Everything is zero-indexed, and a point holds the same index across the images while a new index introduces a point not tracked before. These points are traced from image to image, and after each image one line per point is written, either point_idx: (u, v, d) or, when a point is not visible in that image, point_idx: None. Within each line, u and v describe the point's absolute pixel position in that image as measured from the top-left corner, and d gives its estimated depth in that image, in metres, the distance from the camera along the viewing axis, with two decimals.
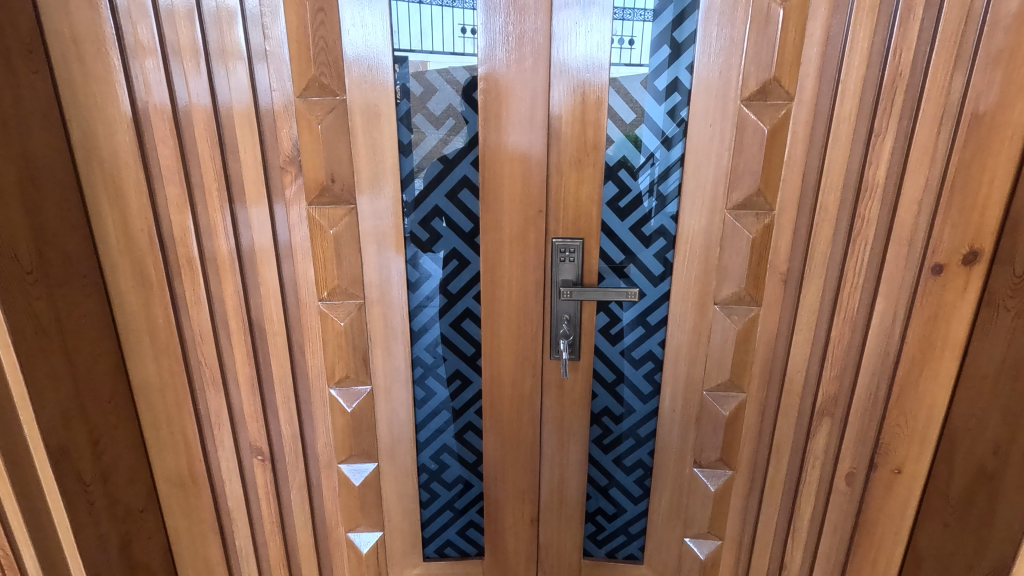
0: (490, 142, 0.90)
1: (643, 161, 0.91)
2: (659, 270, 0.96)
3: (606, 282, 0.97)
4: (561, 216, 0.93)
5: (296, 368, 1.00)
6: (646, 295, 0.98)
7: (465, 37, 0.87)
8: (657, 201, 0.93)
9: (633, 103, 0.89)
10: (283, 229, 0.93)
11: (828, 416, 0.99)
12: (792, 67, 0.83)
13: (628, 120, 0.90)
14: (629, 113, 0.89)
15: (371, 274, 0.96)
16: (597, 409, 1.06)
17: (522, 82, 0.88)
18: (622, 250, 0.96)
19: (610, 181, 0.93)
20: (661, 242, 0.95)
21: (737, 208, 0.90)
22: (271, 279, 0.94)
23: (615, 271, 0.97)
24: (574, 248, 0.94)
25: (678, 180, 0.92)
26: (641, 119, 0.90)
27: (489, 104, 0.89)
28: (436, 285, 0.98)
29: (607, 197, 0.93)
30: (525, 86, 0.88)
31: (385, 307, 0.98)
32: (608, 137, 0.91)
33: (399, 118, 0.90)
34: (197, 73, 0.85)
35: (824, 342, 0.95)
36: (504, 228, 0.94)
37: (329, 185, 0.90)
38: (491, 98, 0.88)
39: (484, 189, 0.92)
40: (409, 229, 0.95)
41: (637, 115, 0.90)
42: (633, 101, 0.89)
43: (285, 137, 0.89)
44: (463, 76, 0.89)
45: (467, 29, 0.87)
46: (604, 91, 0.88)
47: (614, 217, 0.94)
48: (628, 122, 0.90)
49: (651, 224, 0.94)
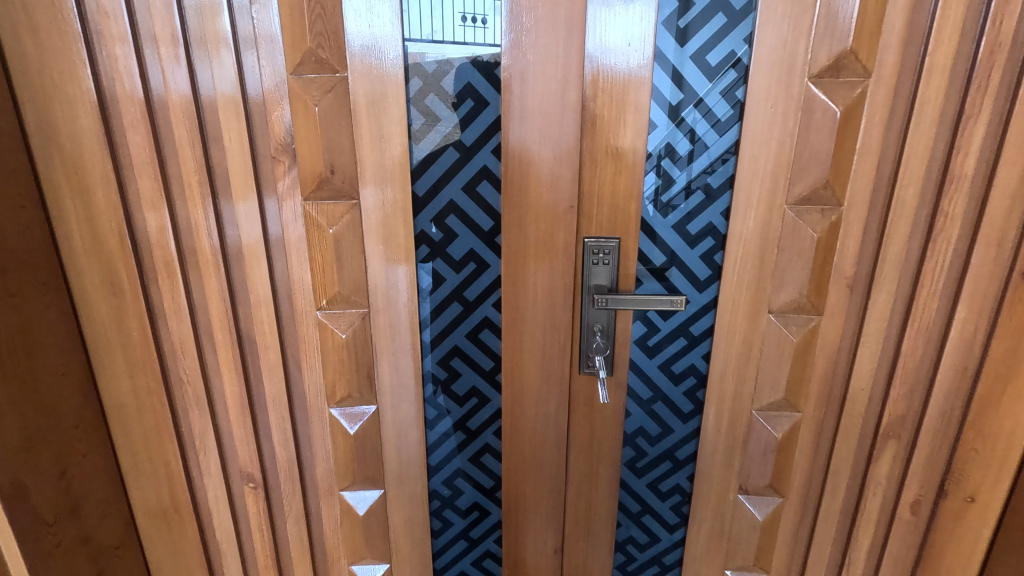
0: (514, 128, 0.78)
1: (691, 150, 0.79)
2: (705, 274, 0.85)
3: (644, 288, 0.86)
4: (595, 212, 0.81)
5: (291, 386, 0.89)
6: (690, 303, 0.86)
7: (463, 24, 0.74)
8: (705, 196, 0.81)
9: (681, 83, 0.77)
10: (275, 230, 0.81)
11: (893, 439, 0.88)
12: (872, 37, 0.71)
13: (674, 101, 0.77)
14: (676, 94, 0.77)
15: (376, 280, 0.83)
16: (631, 430, 0.94)
17: (552, 57, 0.75)
18: (664, 251, 0.84)
19: (652, 173, 0.80)
20: (708, 243, 0.83)
21: (800, 204, 0.78)
22: (262, 286, 0.82)
23: (655, 276, 0.85)
24: (608, 250, 0.83)
25: (731, 170, 0.79)
26: (689, 102, 0.77)
27: (513, 84, 0.76)
28: (451, 291, 0.86)
29: (647, 190, 0.81)
30: (555, 63, 0.76)
31: (392, 318, 0.86)
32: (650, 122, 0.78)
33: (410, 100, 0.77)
34: (172, 50, 0.73)
35: (893, 355, 0.84)
36: (529, 227, 0.82)
37: (328, 177, 0.78)
38: (516, 78, 0.76)
39: (507, 181, 0.80)
40: (420, 228, 0.83)
41: (685, 97, 0.77)
42: (681, 81, 0.77)
43: (276, 122, 0.76)
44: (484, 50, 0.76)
45: (467, 17, 0.74)
46: (648, 70, 0.75)
47: (655, 213, 0.82)
48: (674, 105, 0.78)
49: (698, 222, 0.82)
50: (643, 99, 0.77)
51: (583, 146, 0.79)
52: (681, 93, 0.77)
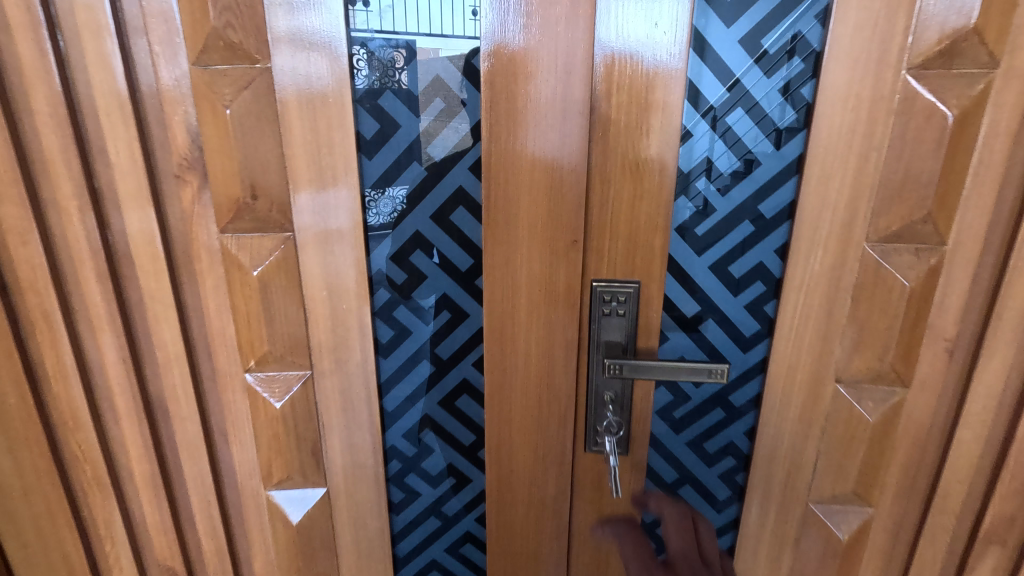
0: (499, 137, 0.58)
1: (738, 167, 0.58)
2: (751, 330, 0.64)
3: (670, 345, 0.65)
4: (607, 247, 0.62)
5: (218, 462, 0.70)
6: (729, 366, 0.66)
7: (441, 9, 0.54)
8: (755, 229, 0.60)
9: (727, 77, 0.56)
10: (185, 270, 0.61)
11: (996, 545, 0.67)
12: (1004, 12, 0.50)
13: (716, 103, 0.56)
14: (719, 93, 0.56)
15: (320, 335, 0.64)
16: (650, 518, 0.74)
17: (549, 43, 0.55)
18: (697, 299, 0.63)
19: (683, 198, 0.60)
20: (756, 289, 0.62)
21: (886, 242, 0.58)
22: (173, 340, 0.64)
23: (684, 330, 0.65)
24: (623, 297, 0.63)
25: (791, 195, 0.58)
26: (737, 103, 0.56)
27: (497, 79, 0.56)
28: (418, 347, 0.66)
29: (676, 220, 0.60)
30: (556, 50, 0.55)
31: (343, 380, 0.66)
32: (682, 130, 0.57)
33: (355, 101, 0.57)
34: (30, 21, 0.52)
35: (1004, 441, 0.63)
36: (520, 265, 0.62)
37: (246, 204, 0.58)
38: (503, 71, 0.56)
39: (489, 209, 0.60)
40: (376, 267, 0.63)
41: (731, 97, 0.56)
42: (727, 74, 0.56)
43: (178, 129, 0.56)
44: (456, 33, 0.55)
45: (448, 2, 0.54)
46: (682, 59, 0.55)
47: (687, 249, 0.61)
48: (716, 106, 0.57)
49: (744, 262, 0.61)
50: (673, 99, 0.56)
51: (592, 161, 0.59)
52: (725, 91, 0.56)
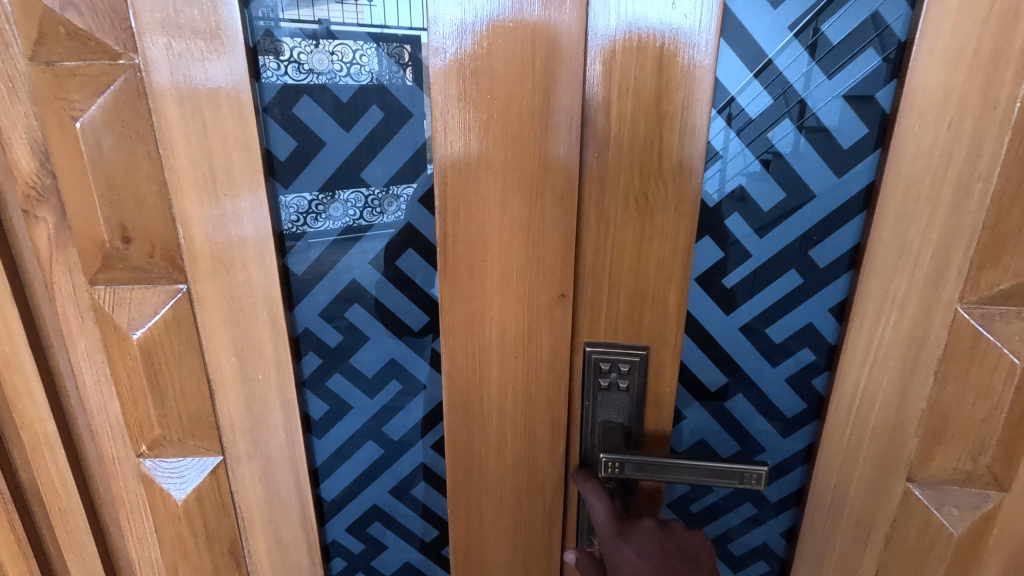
0: (458, 158, 0.43)
1: (783, 201, 0.43)
2: (794, 410, 0.49)
3: (688, 424, 0.51)
4: (604, 303, 0.46)
5: (116, 561, 0.56)
6: (764, 453, 0.50)
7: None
8: (804, 282, 0.45)
9: (773, 78, 0.40)
10: (52, 332, 0.47)
11: None
12: None
13: (756, 114, 0.41)
14: (760, 100, 0.41)
15: (230, 413, 0.49)
16: None
17: (523, 30, 0.40)
18: (724, 369, 0.48)
19: (707, 238, 0.45)
20: (803, 359, 0.47)
21: (986, 304, 0.42)
22: (41, 420, 0.49)
23: (706, 405, 0.50)
24: (626, 368, 0.47)
25: (855, 237, 0.43)
26: (786, 114, 0.41)
27: (453, 81, 0.41)
28: (363, 424, 0.52)
29: (697, 268, 0.46)
30: (532, 41, 0.40)
31: (265, 466, 0.52)
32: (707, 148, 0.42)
33: (263, 111, 0.42)
34: None
35: None
36: (490, 326, 0.47)
37: (114, 256, 0.43)
38: (460, 67, 0.40)
39: (447, 253, 0.45)
40: (303, 326, 0.48)
41: (777, 106, 0.41)
42: (773, 74, 0.40)
43: (22, 149, 0.42)
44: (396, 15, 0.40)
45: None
46: (711, 51, 0.39)
47: (711, 306, 0.46)
48: (756, 119, 0.41)
49: (786, 324, 0.46)
50: (699, 108, 0.40)
51: (584, 189, 0.43)
52: (769, 98, 0.41)
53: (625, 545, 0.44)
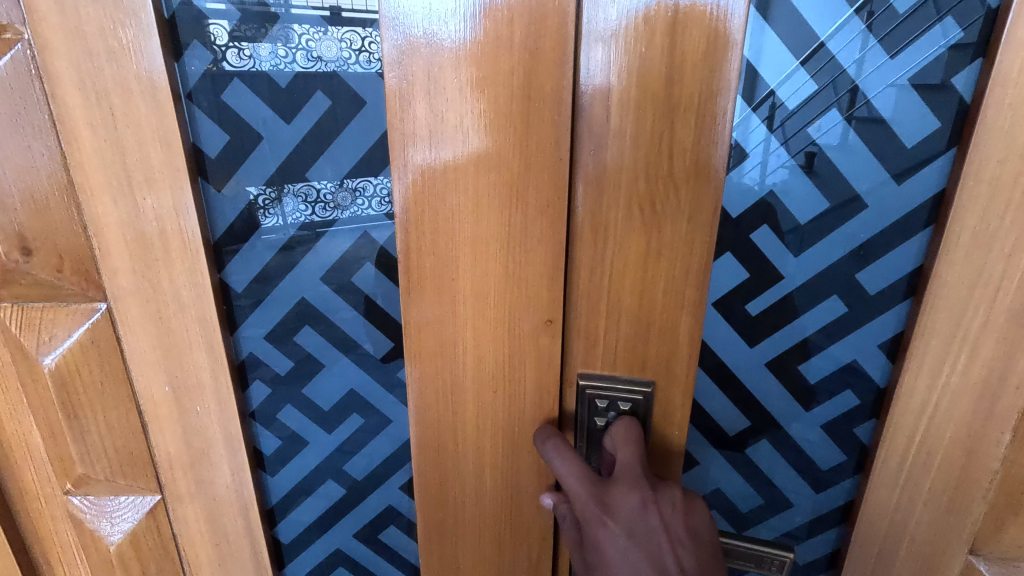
0: (417, 153, 0.35)
1: (827, 212, 0.34)
2: (831, 462, 0.40)
3: (703, 469, 0.43)
4: (599, 330, 0.38)
5: None
6: (792, 508, 0.42)
7: None
8: (850, 311, 0.36)
9: (820, 59, 0.32)
10: None
11: None
12: None
13: (796, 105, 0.33)
14: (800, 84, 0.32)
15: (165, 448, 0.43)
16: None
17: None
18: (747, 410, 0.40)
19: (728, 254, 0.36)
20: (844, 402, 0.38)
21: None
22: None
23: (722, 451, 0.42)
24: (626, 407, 0.38)
25: (917, 258, 0.34)
26: (832, 101, 0.32)
27: (413, 63, 0.33)
28: (321, 461, 0.45)
29: (716, 290, 0.37)
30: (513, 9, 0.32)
31: (210, 507, 0.45)
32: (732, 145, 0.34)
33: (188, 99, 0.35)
34: None
35: None
36: (464, 353, 0.39)
37: (13, 268, 0.37)
38: (418, 42, 0.32)
39: (409, 268, 0.37)
40: (248, 349, 0.41)
41: (821, 91, 0.32)
42: (818, 50, 0.32)
43: None
44: None
45: None
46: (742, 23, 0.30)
47: (731, 335, 0.38)
48: (795, 109, 0.33)
49: (825, 361, 0.38)
50: (724, 95, 0.31)
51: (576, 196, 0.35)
52: (812, 83, 0.32)
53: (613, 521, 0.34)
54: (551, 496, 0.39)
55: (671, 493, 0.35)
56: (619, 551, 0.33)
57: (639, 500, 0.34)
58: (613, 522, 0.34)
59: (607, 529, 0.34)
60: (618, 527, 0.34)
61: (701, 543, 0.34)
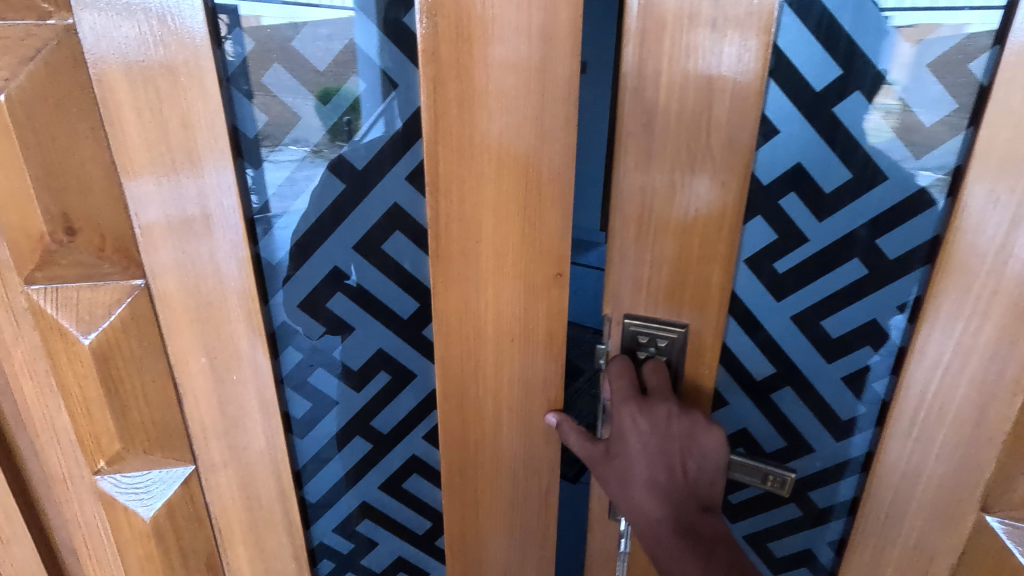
0: (444, 131, 0.39)
1: (847, 181, 0.36)
2: (853, 414, 0.41)
3: (728, 414, 0.44)
4: (625, 284, 0.41)
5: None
6: (812, 455, 0.43)
7: None
8: (870, 275, 0.37)
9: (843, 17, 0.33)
10: None
11: None
12: None
13: (821, 88, 0.34)
14: (819, 44, 0.33)
15: (202, 417, 0.45)
16: None
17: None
18: (773, 358, 0.41)
19: (760, 212, 0.38)
20: (864, 357, 0.39)
21: None
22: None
23: (748, 397, 0.43)
24: (645, 340, 0.41)
25: (955, 213, 0.34)
26: (857, 58, 0.33)
27: (442, 52, 0.37)
28: (350, 418, 0.49)
29: (747, 248, 0.38)
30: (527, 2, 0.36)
31: (243, 473, 0.47)
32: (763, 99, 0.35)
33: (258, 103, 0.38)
34: None
35: None
36: (487, 308, 0.44)
37: (54, 249, 0.38)
38: (447, 28, 0.37)
39: (438, 232, 0.41)
40: (282, 318, 0.44)
41: (842, 49, 0.33)
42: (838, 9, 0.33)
43: None
44: None
45: None
46: None
47: (760, 291, 0.39)
48: (819, 71, 0.34)
49: (846, 317, 0.39)
50: (748, 77, 0.34)
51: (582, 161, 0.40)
52: (837, 41, 0.33)
53: (639, 419, 0.38)
54: (557, 413, 0.45)
55: (693, 417, 0.38)
56: (642, 443, 0.38)
57: (666, 411, 0.38)
58: (640, 419, 0.38)
59: (635, 426, 0.38)
60: (643, 423, 0.38)
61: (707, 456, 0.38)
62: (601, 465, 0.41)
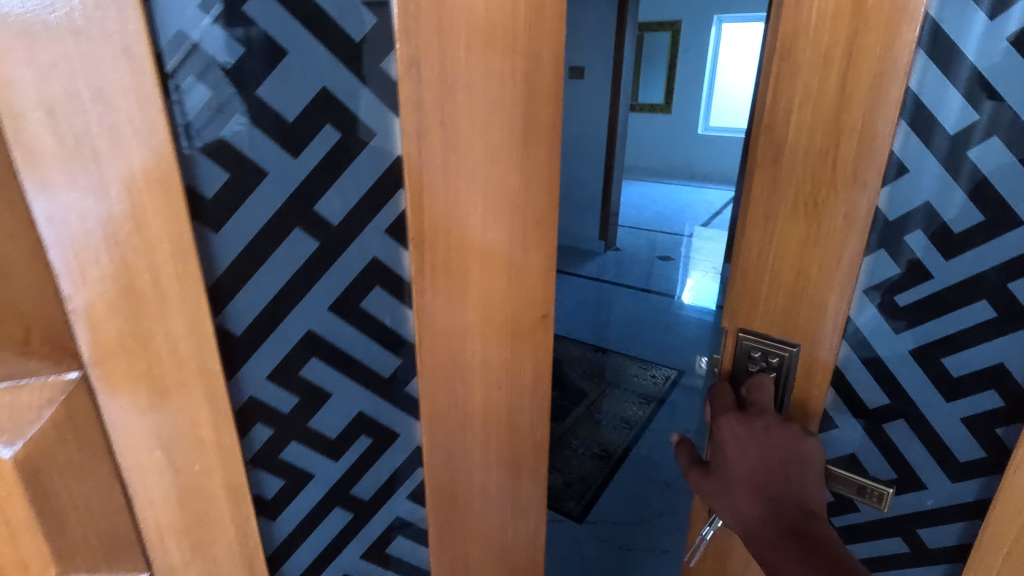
0: (428, 187, 0.38)
1: (975, 227, 0.46)
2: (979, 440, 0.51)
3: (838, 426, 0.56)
4: (756, 314, 0.53)
5: None
6: (926, 491, 0.55)
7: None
8: (999, 315, 0.48)
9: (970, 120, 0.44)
10: None
11: None
12: None
13: (950, 141, 0.45)
14: (957, 127, 0.44)
15: (162, 519, 0.36)
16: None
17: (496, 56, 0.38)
18: (883, 388, 0.53)
19: (888, 261, 0.49)
20: (988, 396, 0.50)
21: None
22: None
23: (871, 414, 0.54)
24: (776, 359, 0.52)
25: None
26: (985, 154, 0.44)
27: (427, 106, 0.36)
28: (330, 488, 0.45)
29: (870, 286, 0.50)
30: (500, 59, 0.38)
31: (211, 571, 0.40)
32: (898, 180, 0.46)
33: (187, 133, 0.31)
34: None
35: None
36: (477, 391, 0.45)
37: None
38: (429, 78, 0.36)
39: (425, 286, 0.40)
40: (248, 392, 0.38)
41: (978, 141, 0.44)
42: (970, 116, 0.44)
43: None
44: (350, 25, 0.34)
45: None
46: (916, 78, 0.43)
47: (880, 324, 0.51)
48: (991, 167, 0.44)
49: (966, 358, 0.49)
50: (882, 153, 0.44)
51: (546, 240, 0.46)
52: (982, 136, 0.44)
53: (738, 426, 0.51)
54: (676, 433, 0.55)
55: (776, 427, 0.50)
56: (740, 447, 0.50)
57: (763, 422, 0.50)
58: (737, 427, 0.51)
59: (734, 433, 0.51)
60: (740, 429, 0.50)
61: (789, 458, 0.49)
62: (705, 480, 0.52)
